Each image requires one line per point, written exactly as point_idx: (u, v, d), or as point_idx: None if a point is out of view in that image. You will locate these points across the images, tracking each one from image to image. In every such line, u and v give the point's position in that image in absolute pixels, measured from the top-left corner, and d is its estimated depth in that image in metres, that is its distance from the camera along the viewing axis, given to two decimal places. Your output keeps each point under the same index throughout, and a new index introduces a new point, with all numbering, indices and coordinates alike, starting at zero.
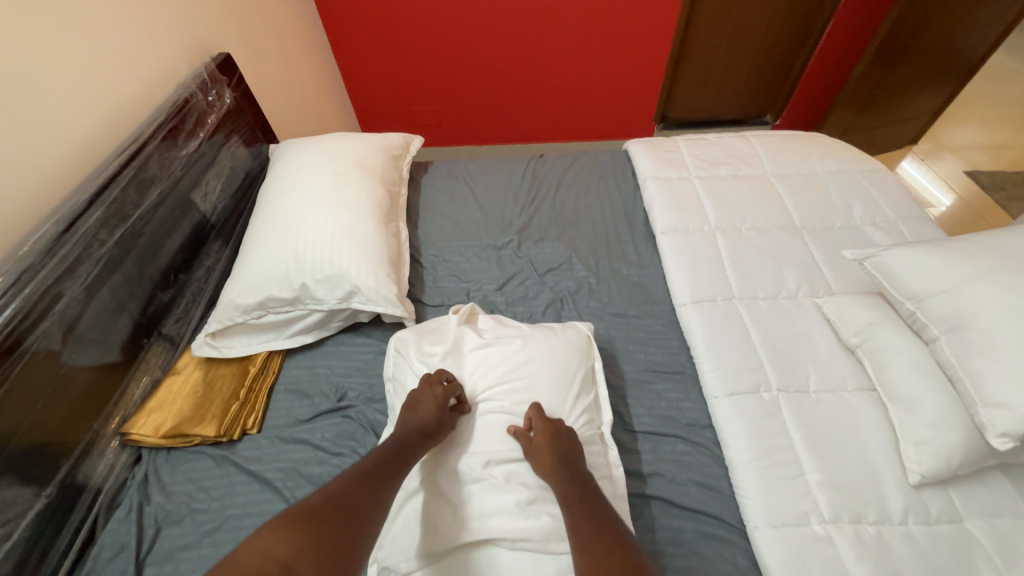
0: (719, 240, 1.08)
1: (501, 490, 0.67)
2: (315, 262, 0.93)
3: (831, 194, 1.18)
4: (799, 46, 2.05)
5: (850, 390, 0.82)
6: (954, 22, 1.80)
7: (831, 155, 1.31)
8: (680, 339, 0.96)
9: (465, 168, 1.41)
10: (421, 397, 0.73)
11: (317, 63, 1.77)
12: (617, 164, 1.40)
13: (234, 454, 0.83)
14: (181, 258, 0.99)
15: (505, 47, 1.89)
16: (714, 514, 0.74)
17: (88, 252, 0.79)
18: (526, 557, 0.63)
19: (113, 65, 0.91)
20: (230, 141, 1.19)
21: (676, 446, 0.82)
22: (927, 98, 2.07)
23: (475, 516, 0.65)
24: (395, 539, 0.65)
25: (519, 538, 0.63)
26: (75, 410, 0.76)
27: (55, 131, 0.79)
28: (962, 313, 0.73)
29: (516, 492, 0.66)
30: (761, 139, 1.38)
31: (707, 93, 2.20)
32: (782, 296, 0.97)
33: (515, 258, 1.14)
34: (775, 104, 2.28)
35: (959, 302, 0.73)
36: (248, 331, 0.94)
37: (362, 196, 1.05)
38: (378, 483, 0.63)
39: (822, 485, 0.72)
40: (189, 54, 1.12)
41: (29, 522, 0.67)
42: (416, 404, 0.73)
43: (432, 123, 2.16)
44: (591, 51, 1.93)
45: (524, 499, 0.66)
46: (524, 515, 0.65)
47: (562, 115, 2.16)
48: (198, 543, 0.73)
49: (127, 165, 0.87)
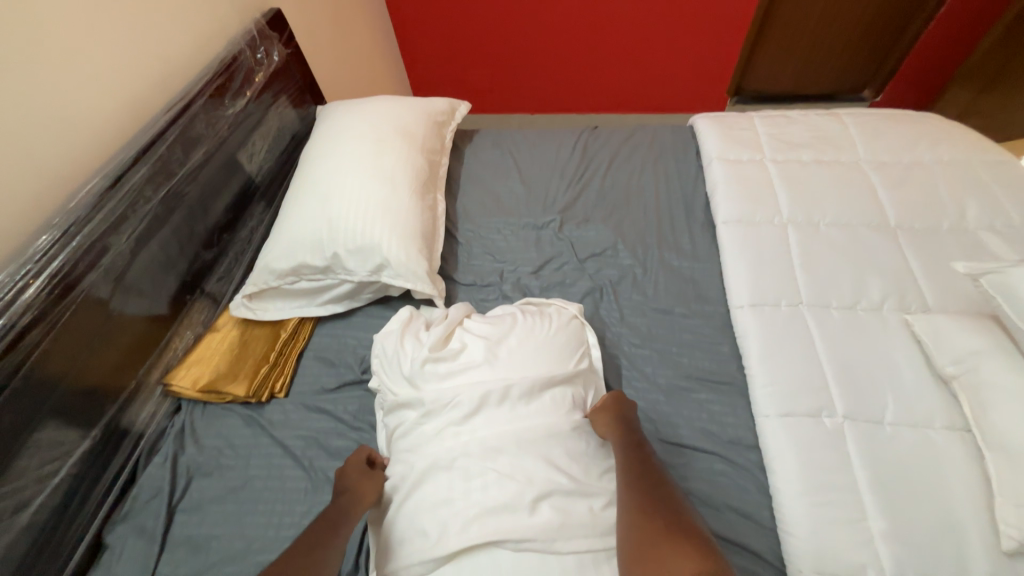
0: (791, 235, 0.94)
1: (502, 482, 0.60)
2: (348, 231, 0.90)
3: (940, 188, 0.99)
4: (916, 7, 1.72)
5: (936, 428, 0.69)
6: None
7: (945, 140, 1.09)
8: (732, 345, 0.86)
9: (512, 138, 1.32)
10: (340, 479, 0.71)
11: (369, 21, 1.71)
12: (679, 142, 1.26)
13: (262, 415, 0.85)
14: (226, 218, 1.01)
15: (567, 7, 1.74)
16: (749, 547, 0.66)
17: (133, 209, 0.80)
18: (530, 557, 0.56)
19: (164, 20, 0.90)
20: (278, 101, 1.18)
21: (713, 465, 0.74)
22: None
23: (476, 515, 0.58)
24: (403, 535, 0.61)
25: (524, 537, 0.56)
26: (121, 359, 0.80)
27: (105, 85, 0.80)
28: None
29: (519, 485, 0.59)
30: (856, 118, 1.18)
31: (794, 62, 1.93)
32: (861, 306, 0.84)
33: (555, 240, 1.06)
34: (877, 78, 1.97)
35: None
36: (282, 296, 0.95)
37: (400, 165, 1.01)
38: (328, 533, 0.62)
39: (887, 535, 0.62)
40: (241, 10, 1.10)
41: (76, 460, 0.72)
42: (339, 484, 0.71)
43: (484, 89, 2.06)
44: (663, 11, 1.73)
45: (530, 494, 0.59)
46: (529, 511, 0.58)
47: (623, 84, 1.98)
48: (224, 498, 0.76)
49: (173, 123, 0.88)
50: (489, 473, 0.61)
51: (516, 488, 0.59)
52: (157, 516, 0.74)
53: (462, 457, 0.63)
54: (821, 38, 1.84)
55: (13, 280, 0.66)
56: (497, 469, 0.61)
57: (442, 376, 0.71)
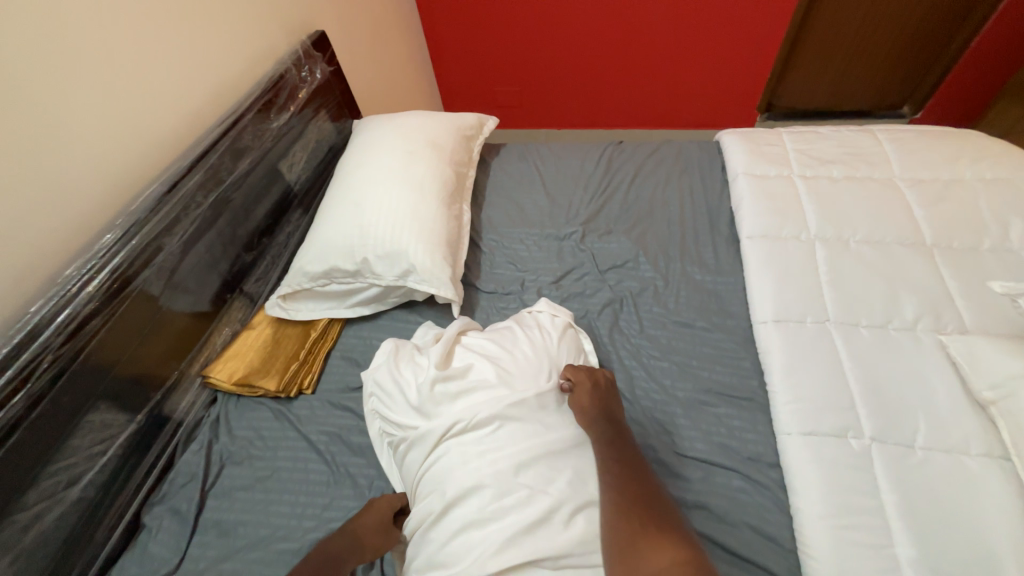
0: (818, 252, 0.93)
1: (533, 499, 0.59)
2: (378, 237, 0.95)
3: (981, 207, 0.95)
4: (958, 23, 1.68)
5: (972, 455, 0.66)
6: None
7: (988, 157, 1.06)
8: (754, 361, 0.85)
9: (538, 152, 1.36)
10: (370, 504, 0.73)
11: (406, 41, 1.80)
12: (705, 157, 1.26)
13: (290, 410, 0.89)
14: (266, 223, 1.08)
15: (595, 26, 1.78)
16: (767, 567, 0.64)
17: (185, 212, 0.87)
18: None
19: (221, 42, 0.99)
20: (318, 115, 1.26)
21: (732, 481, 0.72)
22: None
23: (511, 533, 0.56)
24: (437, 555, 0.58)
25: (563, 554, 0.56)
26: (167, 351, 0.86)
27: (167, 101, 0.88)
28: None
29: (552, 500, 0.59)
30: (890, 135, 1.15)
31: (827, 78, 1.90)
32: (892, 326, 0.81)
33: (577, 251, 1.08)
34: (917, 94, 1.91)
35: None
36: (314, 297, 1.00)
37: (429, 176, 1.05)
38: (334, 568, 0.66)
39: (916, 564, 0.59)
40: (290, 32, 1.19)
41: (122, 442, 0.78)
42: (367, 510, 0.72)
43: (512, 104, 2.12)
44: (692, 30, 1.75)
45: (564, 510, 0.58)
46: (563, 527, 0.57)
47: (650, 100, 2.00)
48: (252, 487, 0.80)
49: (224, 134, 0.95)
50: (517, 492, 0.59)
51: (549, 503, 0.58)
52: (190, 500, 0.79)
53: (490, 480, 0.61)
54: (856, 54, 1.81)
55: (80, 273, 0.72)
56: (525, 487, 0.60)
57: (454, 397, 0.70)
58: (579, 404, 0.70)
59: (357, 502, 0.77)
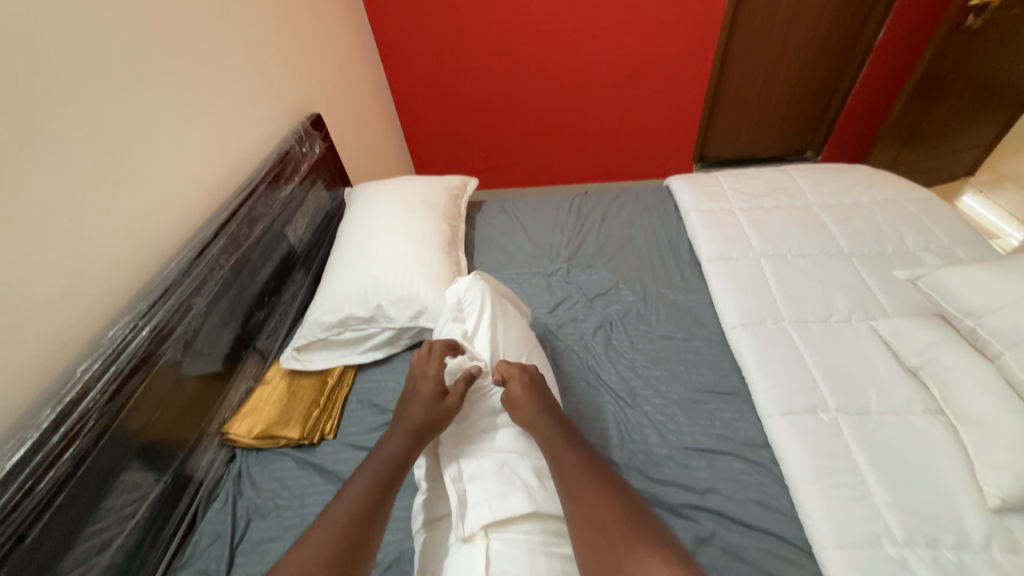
0: (766, 266, 1.11)
1: (505, 495, 0.66)
2: (389, 285, 1.04)
3: (880, 221, 1.19)
4: (834, 85, 2.13)
5: (916, 413, 0.80)
6: (986, 64, 1.86)
7: (877, 185, 1.33)
8: (731, 361, 0.98)
9: (516, 205, 1.53)
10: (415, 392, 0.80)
11: (382, 118, 2.01)
12: (659, 198, 1.48)
13: (314, 456, 0.91)
14: (273, 283, 1.14)
15: (549, 100, 2.08)
16: (776, 533, 0.73)
17: (211, 274, 0.94)
18: (519, 547, 0.62)
19: (235, 125, 1.11)
20: (316, 185, 1.38)
21: (732, 464, 0.82)
22: (965, 139, 2.09)
23: (503, 503, 0.65)
24: (432, 505, 0.70)
25: (529, 532, 0.64)
26: (188, 411, 0.87)
27: (193, 177, 0.97)
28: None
29: (521, 495, 0.66)
30: (801, 172, 1.42)
31: (744, 131, 2.28)
32: (834, 318, 0.98)
33: (564, 284, 1.21)
34: (816, 140, 2.33)
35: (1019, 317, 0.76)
36: (328, 347, 1.06)
37: (428, 229, 1.18)
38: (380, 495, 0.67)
39: (892, 507, 0.70)
40: (290, 115, 1.34)
41: (149, 504, 0.77)
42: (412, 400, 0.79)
43: (482, 168, 2.36)
44: (630, 100, 2.08)
45: (530, 497, 0.66)
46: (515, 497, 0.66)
47: (602, 158, 2.29)
48: (282, 536, 0.80)
49: (242, 204, 1.04)
50: (501, 486, 0.67)
51: (511, 489, 0.67)
52: (220, 557, 0.78)
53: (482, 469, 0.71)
54: (763, 111, 2.21)
55: (123, 335, 0.76)
56: (501, 484, 0.68)
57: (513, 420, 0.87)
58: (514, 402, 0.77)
59: (395, 535, 0.78)
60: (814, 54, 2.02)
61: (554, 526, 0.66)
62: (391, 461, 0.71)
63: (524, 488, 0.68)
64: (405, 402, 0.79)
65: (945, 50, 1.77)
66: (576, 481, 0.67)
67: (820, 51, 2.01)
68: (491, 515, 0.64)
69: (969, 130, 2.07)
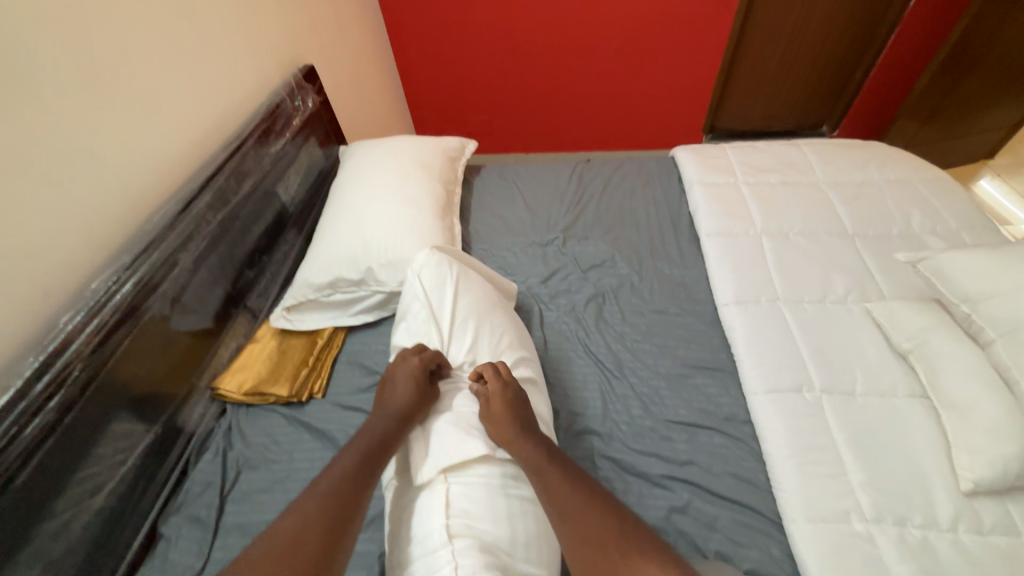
0: (765, 244, 1.09)
1: (463, 441, 0.69)
2: (380, 248, 1.02)
3: (888, 202, 1.16)
4: (858, 56, 2.01)
5: (900, 396, 0.80)
6: None
7: (889, 163, 1.28)
8: (721, 337, 0.98)
9: (515, 170, 1.49)
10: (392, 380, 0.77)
11: (381, 73, 1.92)
12: (663, 169, 1.43)
13: (302, 414, 0.93)
14: (264, 241, 1.12)
15: (557, 60, 1.98)
16: (749, 505, 0.75)
17: (197, 230, 0.92)
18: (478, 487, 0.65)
19: (223, 74, 1.06)
20: (309, 142, 1.34)
21: (713, 438, 0.83)
22: (989, 119, 2.00)
23: (459, 449, 0.68)
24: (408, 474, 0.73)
25: (487, 473, 0.67)
26: (178, 366, 0.88)
27: (178, 127, 0.94)
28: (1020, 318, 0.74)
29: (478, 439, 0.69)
30: (813, 147, 1.37)
31: (759, 102, 2.18)
32: (829, 299, 0.97)
33: (559, 254, 1.19)
34: (833, 114, 2.23)
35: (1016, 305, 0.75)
36: (318, 308, 1.05)
37: (422, 191, 1.15)
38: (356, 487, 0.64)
39: (866, 485, 0.71)
40: (282, 66, 1.27)
41: (140, 453, 0.79)
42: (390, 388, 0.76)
43: (484, 131, 2.28)
44: (642, 63, 1.98)
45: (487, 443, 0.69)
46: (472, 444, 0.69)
47: (609, 124, 2.21)
48: (270, 488, 0.83)
49: (229, 158, 1.01)
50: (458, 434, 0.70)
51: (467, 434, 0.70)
52: (210, 505, 0.81)
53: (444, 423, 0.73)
54: (781, 81, 2.10)
55: (107, 287, 0.76)
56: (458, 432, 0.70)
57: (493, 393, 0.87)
58: (492, 418, 0.72)
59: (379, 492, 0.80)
60: (841, 20, 1.90)
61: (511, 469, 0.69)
62: (377, 439, 0.70)
63: (481, 435, 0.71)
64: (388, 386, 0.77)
65: (983, 18, 1.68)
66: (564, 498, 0.63)
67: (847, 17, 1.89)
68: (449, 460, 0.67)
69: (995, 110, 1.97)
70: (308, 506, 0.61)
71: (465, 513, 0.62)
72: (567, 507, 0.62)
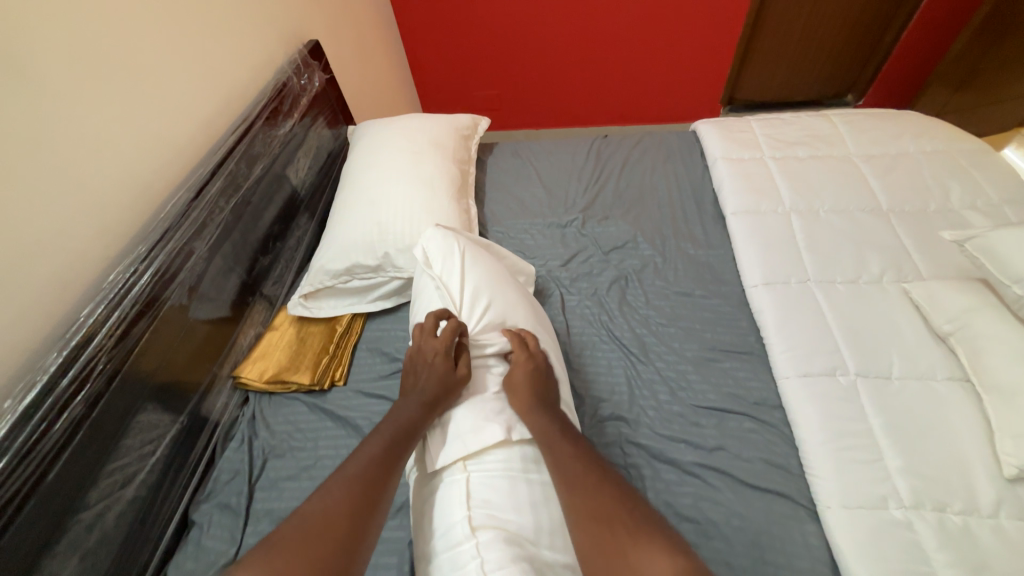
0: (795, 222, 1.04)
1: (479, 428, 0.67)
2: (396, 232, 1.00)
3: (925, 175, 1.10)
4: (889, 17, 1.89)
5: (939, 379, 0.78)
6: None
7: (926, 134, 1.21)
8: (749, 320, 0.95)
9: (529, 148, 1.44)
10: (421, 359, 0.76)
11: (386, 48, 1.85)
12: (684, 144, 1.38)
13: (325, 402, 0.92)
14: (277, 227, 1.10)
15: (569, 29, 1.89)
16: (782, 493, 0.73)
17: (211, 217, 0.89)
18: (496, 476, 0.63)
19: (227, 51, 1.01)
20: (317, 123, 1.29)
21: (743, 424, 0.81)
22: None
23: (477, 438, 0.66)
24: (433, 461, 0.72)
25: (506, 462, 0.65)
26: (199, 356, 0.87)
27: (185, 110, 0.90)
28: None
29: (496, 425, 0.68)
30: (843, 118, 1.30)
31: (782, 70, 2.08)
32: (863, 280, 0.93)
33: (579, 236, 1.16)
34: (859, 82, 2.13)
35: None
36: (336, 294, 1.04)
37: (436, 173, 1.11)
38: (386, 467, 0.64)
39: (904, 471, 0.70)
40: (287, 42, 1.22)
41: (168, 443, 0.79)
42: (418, 370, 0.75)
43: (493, 107, 2.21)
44: (659, 31, 1.88)
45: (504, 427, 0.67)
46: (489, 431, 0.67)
47: (623, 97, 2.13)
48: (297, 476, 0.83)
49: (238, 141, 0.98)
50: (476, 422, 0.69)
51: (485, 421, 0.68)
52: (239, 493, 0.81)
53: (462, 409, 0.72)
54: (805, 47, 1.99)
55: (124, 278, 0.74)
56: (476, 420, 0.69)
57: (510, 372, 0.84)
58: (515, 389, 0.73)
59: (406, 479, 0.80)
60: None
61: (530, 450, 0.68)
62: (407, 424, 0.69)
63: (499, 419, 0.69)
64: (416, 367, 0.76)
65: None
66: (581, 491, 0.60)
67: None
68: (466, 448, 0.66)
69: None
70: (337, 489, 0.60)
71: (485, 502, 0.60)
72: (591, 485, 0.60)
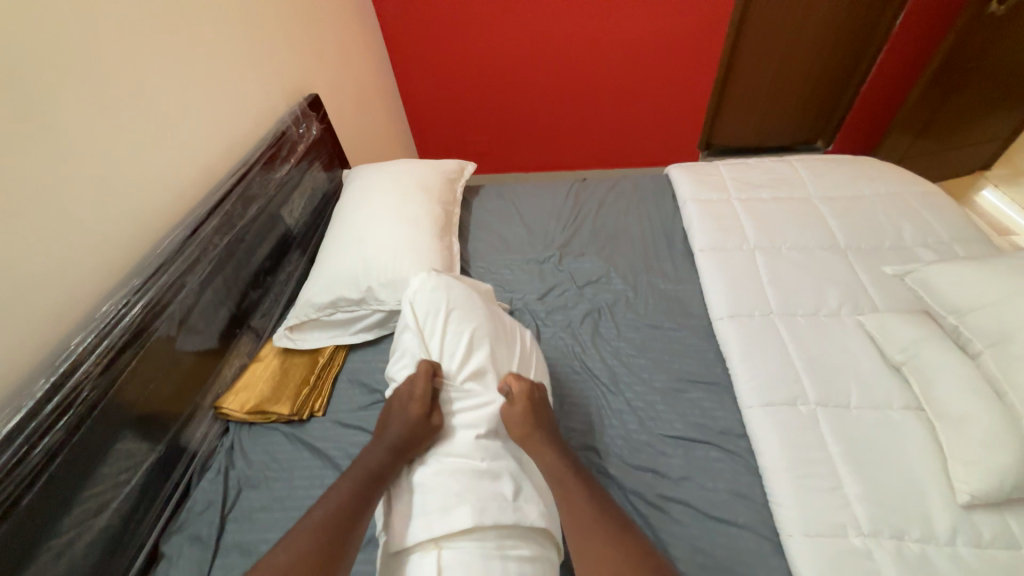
0: (758, 258, 1.10)
1: (446, 514, 0.65)
2: (380, 268, 1.05)
3: (879, 215, 1.17)
4: (849, 72, 2.06)
5: (895, 408, 0.81)
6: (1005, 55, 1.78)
7: (881, 177, 1.30)
8: (716, 351, 0.99)
9: (513, 190, 1.53)
10: (399, 403, 0.78)
11: (384, 99, 1.99)
12: (658, 186, 1.46)
13: (303, 432, 0.94)
14: (269, 263, 1.16)
15: (554, 83, 2.04)
16: (746, 522, 0.74)
17: (204, 253, 0.95)
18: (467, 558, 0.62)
19: (231, 104, 1.11)
20: (313, 166, 1.39)
21: (709, 453, 0.83)
22: (979, 132, 2.02)
23: (446, 523, 0.64)
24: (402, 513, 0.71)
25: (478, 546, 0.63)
26: (183, 386, 0.90)
27: (188, 156, 0.98)
28: (1006, 328, 0.74)
29: (465, 509, 0.65)
30: (804, 163, 1.39)
31: (753, 119, 2.23)
32: (822, 312, 0.98)
33: (556, 271, 1.21)
34: (827, 130, 2.27)
35: (1002, 316, 0.75)
36: (320, 327, 1.08)
37: (421, 212, 1.19)
38: (354, 517, 0.67)
39: (861, 498, 0.71)
40: (288, 95, 1.33)
41: (144, 471, 0.81)
42: (392, 415, 0.78)
43: (484, 151, 2.34)
44: (636, 84, 2.03)
45: (474, 510, 0.65)
46: (455, 515, 0.65)
47: (606, 143, 2.26)
48: (270, 506, 0.84)
49: (236, 184, 1.05)
50: (444, 504, 0.66)
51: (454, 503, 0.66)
52: (211, 524, 0.82)
53: (433, 485, 0.69)
54: (773, 99, 2.15)
55: (115, 310, 0.79)
56: (445, 502, 0.67)
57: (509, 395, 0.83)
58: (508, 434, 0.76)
59: None
60: (829, 40, 1.95)
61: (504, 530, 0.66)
62: (375, 471, 0.72)
63: (472, 500, 0.67)
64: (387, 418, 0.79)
65: (969, 36, 1.70)
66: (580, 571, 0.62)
67: (834, 35, 1.94)
68: (434, 530, 0.64)
69: (985, 123, 1.99)
70: (302, 543, 0.63)
71: None
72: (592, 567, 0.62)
